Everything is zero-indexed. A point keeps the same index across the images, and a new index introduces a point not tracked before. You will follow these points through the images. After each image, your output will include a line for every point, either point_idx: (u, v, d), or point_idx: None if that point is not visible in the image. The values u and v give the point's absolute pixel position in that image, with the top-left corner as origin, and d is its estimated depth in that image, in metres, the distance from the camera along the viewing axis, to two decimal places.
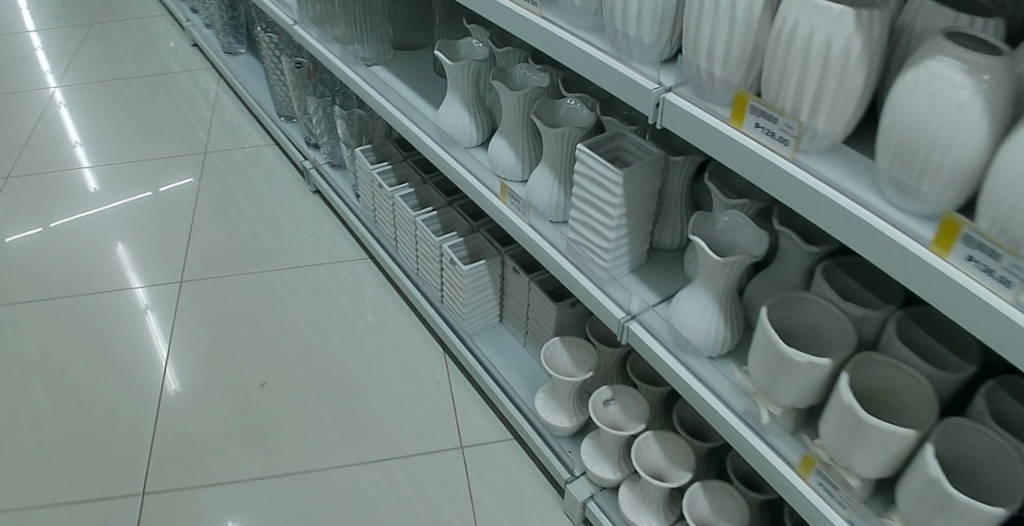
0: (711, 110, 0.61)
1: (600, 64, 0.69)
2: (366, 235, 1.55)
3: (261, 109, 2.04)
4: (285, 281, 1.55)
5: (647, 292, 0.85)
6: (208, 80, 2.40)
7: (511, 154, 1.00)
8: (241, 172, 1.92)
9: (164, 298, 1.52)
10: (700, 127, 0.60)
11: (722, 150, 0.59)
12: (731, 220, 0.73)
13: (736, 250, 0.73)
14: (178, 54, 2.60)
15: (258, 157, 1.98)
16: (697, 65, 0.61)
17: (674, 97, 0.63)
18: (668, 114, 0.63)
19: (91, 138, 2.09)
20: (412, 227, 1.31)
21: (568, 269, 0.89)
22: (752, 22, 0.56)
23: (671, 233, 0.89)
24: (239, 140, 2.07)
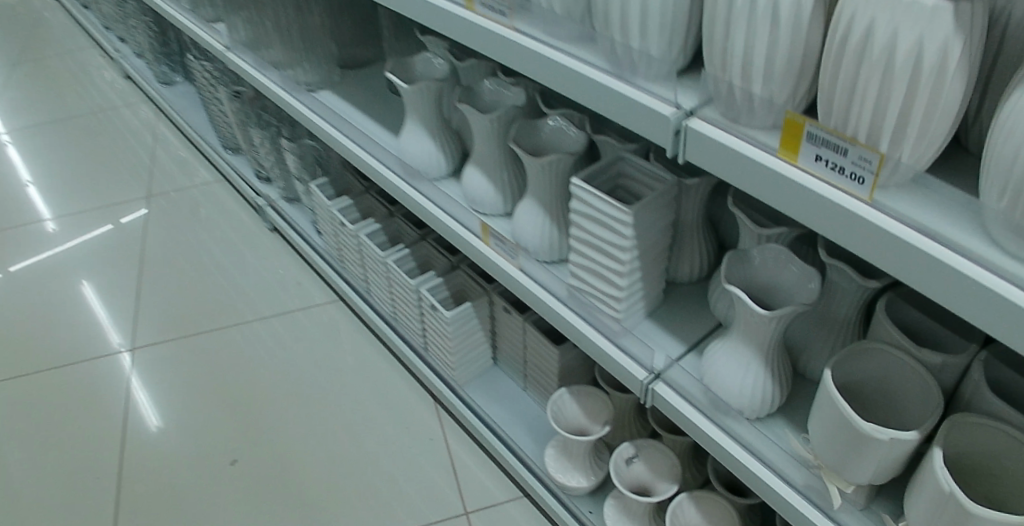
0: (749, 137, 0.48)
1: (597, 87, 0.55)
2: (333, 275, 1.41)
3: (204, 141, 1.89)
4: (250, 335, 1.40)
5: (669, 342, 0.72)
6: (146, 112, 2.23)
7: (489, 186, 0.86)
8: (191, 213, 1.76)
9: (149, 360, 1.37)
10: (738, 162, 0.47)
11: (771, 190, 0.46)
12: (769, 258, 0.61)
13: (780, 293, 0.61)
14: (112, 86, 2.41)
15: (208, 195, 1.82)
16: (726, 82, 0.47)
17: (700, 125, 0.50)
18: (693, 146, 0.50)
19: (31, 184, 1.92)
20: (382, 268, 1.17)
21: (572, 319, 0.76)
22: (800, 27, 0.43)
23: (688, 266, 0.76)
24: (185, 177, 1.90)
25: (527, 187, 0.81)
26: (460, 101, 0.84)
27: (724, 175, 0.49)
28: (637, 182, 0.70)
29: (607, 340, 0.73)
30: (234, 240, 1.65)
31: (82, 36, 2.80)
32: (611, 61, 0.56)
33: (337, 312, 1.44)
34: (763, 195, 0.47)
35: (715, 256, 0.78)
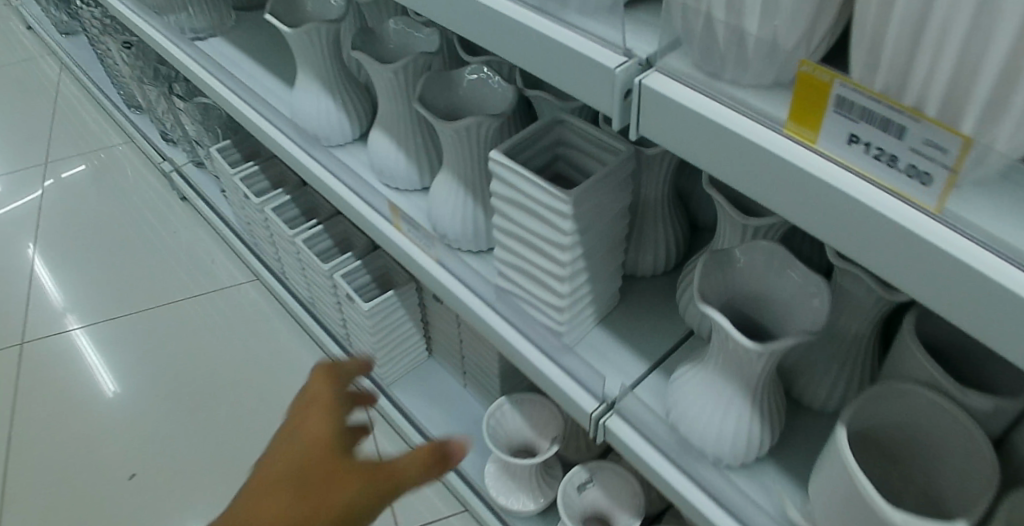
0: (737, 102, 0.30)
1: (511, 26, 0.38)
2: (248, 253, 1.23)
3: (106, 97, 1.65)
4: (157, 324, 1.22)
5: (626, 358, 0.56)
6: (46, 64, 1.97)
7: (399, 155, 0.68)
8: (98, 180, 1.54)
9: (111, 336, 1.21)
10: (720, 142, 0.30)
11: (773, 186, 0.29)
12: (759, 261, 0.44)
13: (775, 307, 0.45)
14: (8, 34, 2.13)
15: (116, 161, 1.59)
16: (695, 14, 0.30)
17: (660, 82, 0.32)
18: (650, 116, 0.33)
19: None
20: (293, 249, 0.99)
21: (499, 327, 0.59)
22: None
23: (649, 258, 0.60)
24: (89, 140, 1.66)
25: (443, 158, 0.63)
26: (353, 48, 0.65)
27: (698, 157, 0.32)
28: (582, 152, 0.53)
29: (545, 356, 0.57)
30: (148, 211, 1.46)
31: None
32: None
33: (256, 295, 1.26)
34: (761, 190, 0.30)
35: (686, 243, 0.61)
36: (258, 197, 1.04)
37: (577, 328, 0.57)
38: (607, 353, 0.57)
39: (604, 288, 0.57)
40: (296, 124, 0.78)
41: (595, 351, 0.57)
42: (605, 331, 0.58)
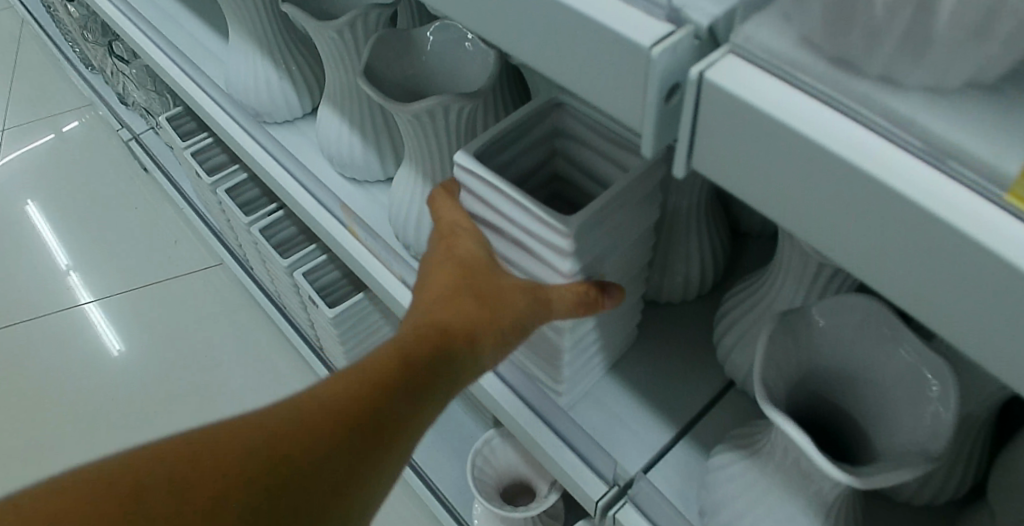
0: (882, 127, 0.17)
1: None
2: (211, 236, 1.09)
3: (58, 53, 1.48)
4: (152, 305, 1.12)
5: (647, 420, 0.42)
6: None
7: (353, 139, 0.53)
8: (56, 150, 1.40)
9: (125, 312, 1.12)
10: (837, 185, 0.17)
11: (947, 291, 0.16)
12: (844, 318, 0.31)
13: (870, 385, 0.31)
14: None
15: (73, 128, 1.44)
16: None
17: (736, 67, 0.19)
18: (716, 140, 0.19)
19: None
20: (251, 239, 0.84)
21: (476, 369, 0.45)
22: None
23: (677, 282, 0.45)
24: (44, 104, 1.51)
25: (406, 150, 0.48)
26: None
27: (782, 204, 0.19)
28: (588, 147, 0.37)
29: (541, 415, 0.43)
30: (112, 185, 1.32)
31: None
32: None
33: (227, 283, 1.13)
34: (904, 276, 0.17)
35: (726, 258, 0.46)
36: (211, 176, 0.89)
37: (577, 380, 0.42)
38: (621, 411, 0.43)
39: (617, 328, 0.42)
40: (232, 96, 0.63)
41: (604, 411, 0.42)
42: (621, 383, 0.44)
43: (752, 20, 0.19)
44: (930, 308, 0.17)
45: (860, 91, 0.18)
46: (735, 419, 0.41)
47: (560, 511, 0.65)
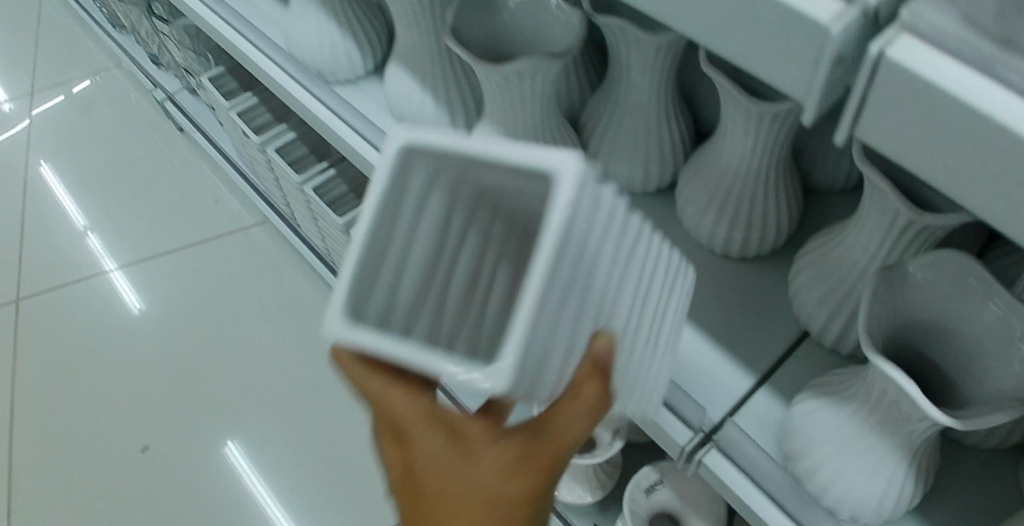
0: None
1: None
2: (255, 196, 1.11)
3: (86, 10, 1.49)
4: (179, 274, 1.13)
5: (728, 370, 0.44)
6: None
7: (426, 100, 0.54)
8: (89, 109, 1.40)
9: (152, 280, 1.13)
10: (999, 157, 0.19)
11: None
12: (944, 275, 0.32)
13: (968, 335, 0.33)
14: None
15: (105, 89, 1.44)
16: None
17: (913, 46, 0.20)
18: (887, 115, 0.21)
19: None
20: (302, 199, 0.86)
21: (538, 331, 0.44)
22: None
23: (751, 239, 0.47)
24: (72, 64, 1.51)
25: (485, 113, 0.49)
26: None
27: (936, 171, 0.20)
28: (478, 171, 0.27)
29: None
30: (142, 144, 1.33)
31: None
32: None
33: (271, 243, 1.15)
34: None
35: (799, 218, 0.48)
36: (258, 137, 0.90)
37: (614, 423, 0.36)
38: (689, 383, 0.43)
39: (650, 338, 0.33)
40: (294, 55, 0.63)
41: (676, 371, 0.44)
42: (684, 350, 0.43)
43: None
44: None
45: None
46: (811, 364, 0.44)
47: (620, 461, 0.68)
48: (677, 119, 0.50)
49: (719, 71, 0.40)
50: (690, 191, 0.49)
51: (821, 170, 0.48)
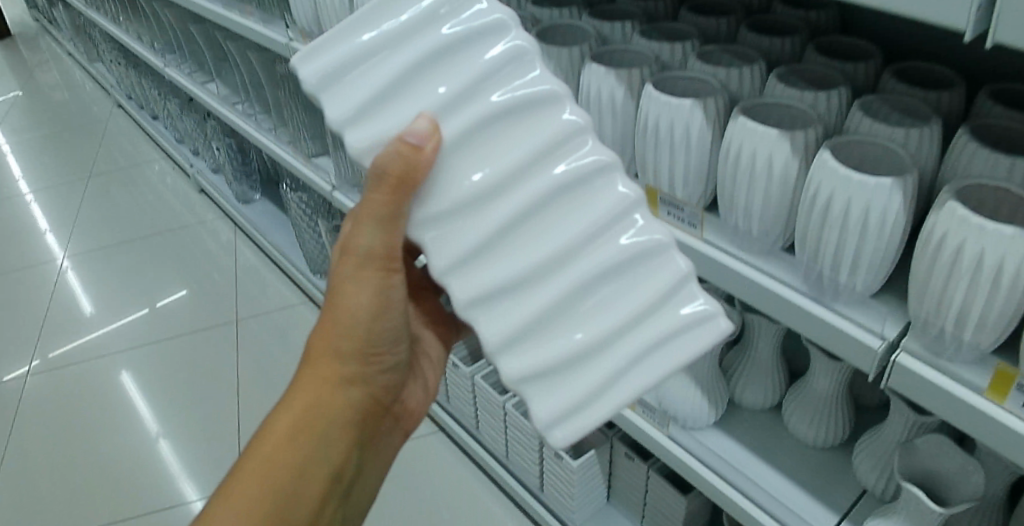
0: (950, 373, 0.63)
1: (800, 306, 0.73)
2: (438, 409, 1.57)
3: (294, 266, 2.11)
4: None
5: (821, 509, 0.83)
6: (227, 234, 2.51)
7: None
8: (275, 332, 2.03)
9: None
10: (938, 393, 0.63)
11: (975, 424, 0.61)
12: (931, 445, 0.70)
13: (948, 475, 0.70)
14: (192, 204, 2.75)
15: (296, 318, 2.07)
16: (938, 326, 0.63)
17: (906, 358, 0.65)
18: (901, 379, 0.66)
19: (143, 298, 2.24)
20: (500, 412, 1.32)
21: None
22: (1014, 298, 0.58)
23: (823, 433, 0.88)
24: (163, 290, 2.26)
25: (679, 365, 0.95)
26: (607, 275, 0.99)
27: (924, 400, 0.64)
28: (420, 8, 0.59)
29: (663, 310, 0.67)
30: (296, 366, 1.90)
31: (161, 160, 3.14)
32: (810, 284, 0.74)
33: (440, 445, 1.57)
34: (967, 422, 0.62)
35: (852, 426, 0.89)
36: (466, 369, 1.41)
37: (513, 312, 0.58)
38: (659, 320, 0.59)
39: (559, 198, 0.59)
40: None
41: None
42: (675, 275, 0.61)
43: (912, 332, 0.66)
44: (969, 427, 0.62)
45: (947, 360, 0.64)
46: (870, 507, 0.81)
47: None
48: (778, 373, 0.95)
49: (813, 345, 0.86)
50: (791, 410, 0.91)
51: (861, 397, 0.91)
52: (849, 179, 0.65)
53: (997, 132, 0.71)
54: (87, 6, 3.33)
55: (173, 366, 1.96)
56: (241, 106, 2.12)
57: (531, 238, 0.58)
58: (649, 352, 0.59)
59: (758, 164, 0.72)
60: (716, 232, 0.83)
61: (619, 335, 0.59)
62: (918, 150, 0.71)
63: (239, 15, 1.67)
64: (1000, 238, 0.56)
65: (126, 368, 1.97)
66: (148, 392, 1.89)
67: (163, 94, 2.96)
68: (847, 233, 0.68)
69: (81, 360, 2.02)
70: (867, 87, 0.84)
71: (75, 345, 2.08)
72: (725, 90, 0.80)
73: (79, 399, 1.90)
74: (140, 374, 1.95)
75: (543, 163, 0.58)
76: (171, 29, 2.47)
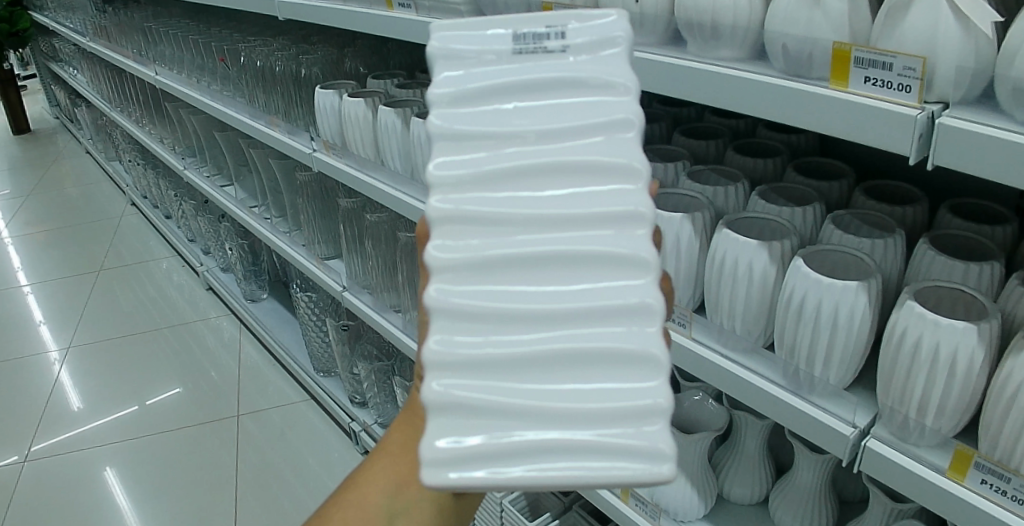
0: (917, 457, 0.70)
1: (778, 399, 0.79)
2: None
3: (297, 362, 2.17)
4: None
5: None
6: (230, 329, 2.57)
7: None
8: (272, 431, 2.04)
9: None
10: (908, 474, 0.69)
11: (944, 504, 0.67)
12: None
13: None
14: (196, 300, 2.82)
15: (295, 416, 2.08)
16: (902, 413, 0.71)
17: (877, 443, 0.72)
18: (874, 463, 0.72)
19: (138, 392, 2.26)
20: (496, 508, 1.33)
21: (573, 313, 0.56)
22: (968, 386, 0.67)
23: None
24: (154, 388, 2.27)
25: None
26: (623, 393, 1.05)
27: (895, 483, 0.71)
28: None
29: (648, 413, 0.53)
30: (289, 463, 1.91)
31: (169, 258, 3.22)
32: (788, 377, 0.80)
33: None
34: (936, 502, 0.68)
35: (836, 517, 0.94)
36: None
37: None
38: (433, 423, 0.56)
39: None
40: None
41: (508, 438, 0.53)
42: (451, 407, 0.55)
43: (883, 421, 0.73)
44: (940, 508, 0.68)
45: (915, 444, 0.71)
46: None
47: None
48: (765, 468, 0.99)
49: (800, 443, 0.92)
50: (780, 503, 0.96)
51: (846, 486, 0.97)
52: (819, 282, 0.74)
53: (955, 242, 0.81)
54: (112, 111, 3.53)
55: (164, 462, 1.96)
56: (258, 209, 2.23)
57: None
58: None
59: (740, 268, 0.81)
60: (704, 332, 0.88)
61: None
62: (884, 257, 0.80)
63: (267, 127, 1.81)
64: (951, 331, 0.65)
65: (107, 464, 1.97)
66: (127, 487, 1.88)
67: (178, 195, 3.10)
68: (820, 332, 0.76)
69: (61, 454, 2.03)
70: (840, 202, 0.95)
71: (58, 440, 2.09)
72: (712, 204, 0.90)
73: (54, 493, 1.89)
74: (130, 468, 1.95)
75: None
76: (195, 136, 2.63)
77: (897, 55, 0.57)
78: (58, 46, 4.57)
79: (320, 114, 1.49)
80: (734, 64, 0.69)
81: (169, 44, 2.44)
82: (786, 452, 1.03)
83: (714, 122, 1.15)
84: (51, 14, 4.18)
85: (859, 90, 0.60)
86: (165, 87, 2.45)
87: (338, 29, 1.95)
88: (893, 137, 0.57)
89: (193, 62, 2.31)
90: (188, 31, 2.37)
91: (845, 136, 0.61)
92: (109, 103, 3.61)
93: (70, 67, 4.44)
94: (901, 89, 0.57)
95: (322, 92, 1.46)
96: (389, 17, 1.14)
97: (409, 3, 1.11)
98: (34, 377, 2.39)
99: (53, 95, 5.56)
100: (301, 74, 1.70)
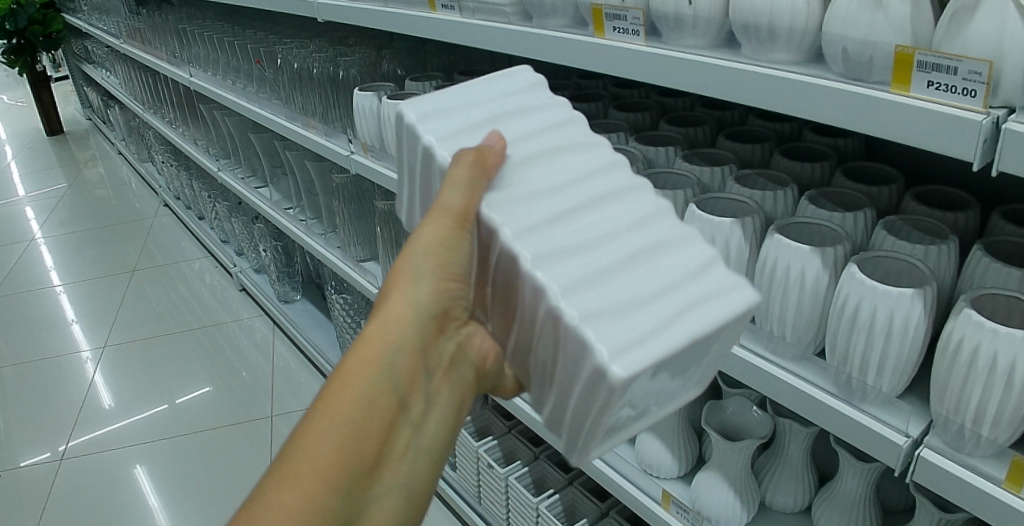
0: (972, 467, 0.68)
1: (828, 407, 0.78)
2: (466, 508, 1.57)
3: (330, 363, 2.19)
4: None
5: None
6: (264, 329, 2.60)
7: (671, 458, 1.05)
8: None
9: None
10: (962, 485, 0.68)
11: (999, 514, 0.66)
12: None
13: None
14: (228, 300, 2.86)
15: None
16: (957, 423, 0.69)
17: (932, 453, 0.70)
18: (925, 472, 0.71)
19: (168, 391, 2.30)
20: (531, 511, 1.32)
21: None
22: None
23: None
24: (186, 387, 2.31)
25: (712, 465, 0.99)
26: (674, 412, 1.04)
27: (950, 493, 0.69)
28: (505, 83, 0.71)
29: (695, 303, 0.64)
30: None
31: (203, 258, 3.27)
32: (839, 386, 0.79)
33: None
34: (993, 513, 0.66)
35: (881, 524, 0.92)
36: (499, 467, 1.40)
37: (602, 297, 0.55)
38: (717, 303, 0.57)
39: (596, 203, 0.62)
40: None
41: (698, 329, 0.55)
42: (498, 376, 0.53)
43: (938, 432, 0.72)
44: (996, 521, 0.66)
45: (968, 453, 0.69)
46: None
47: None
48: (807, 475, 0.98)
49: (844, 450, 0.91)
50: (822, 511, 0.95)
51: (893, 495, 0.95)
52: (875, 289, 0.73)
53: (1010, 248, 0.79)
54: (147, 112, 3.59)
55: (196, 460, 2.00)
56: (292, 210, 2.26)
57: (579, 222, 0.60)
58: (694, 318, 0.56)
59: (793, 275, 0.80)
60: (753, 338, 0.87)
61: (677, 315, 0.56)
62: (938, 263, 0.79)
63: (305, 129, 1.83)
64: (1011, 340, 0.63)
65: (140, 463, 2.01)
66: (159, 487, 1.91)
67: (212, 196, 3.14)
68: (873, 339, 0.74)
69: (96, 451, 2.08)
70: (890, 208, 0.94)
71: (92, 437, 2.14)
72: (762, 210, 0.89)
73: (90, 489, 1.94)
74: (161, 466, 1.99)
75: (586, 184, 0.63)
76: (229, 139, 2.67)
77: (963, 59, 0.56)
78: (92, 49, 4.65)
79: (359, 116, 1.50)
80: (790, 68, 0.69)
81: (204, 47, 2.48)
82: (829, 461, 1.02)
83: (758, 126, 1.14)
84: (86, 17, 4.25)
85: (922, 94, 0.59)
86: (202, 88, 2.49)
87: (374, 31, 1.97)
88: (956, 142, 0.56)
89: (229, 64, 2.34)
90: (224, 33, 2.40)
91: (907, 140, 0.59)
92: (144, 105, 3.67)
93: (104, 69, 4.52)
94: (966, 93, 0.56)
95: (360, 95, 1.47)
96: (431, 18, 1.15)
97: (452, 5, 1.11)
98: (71, 376, 2.44)
99: (85, 97, 5.66)
100: (338, 77, 1.71)
